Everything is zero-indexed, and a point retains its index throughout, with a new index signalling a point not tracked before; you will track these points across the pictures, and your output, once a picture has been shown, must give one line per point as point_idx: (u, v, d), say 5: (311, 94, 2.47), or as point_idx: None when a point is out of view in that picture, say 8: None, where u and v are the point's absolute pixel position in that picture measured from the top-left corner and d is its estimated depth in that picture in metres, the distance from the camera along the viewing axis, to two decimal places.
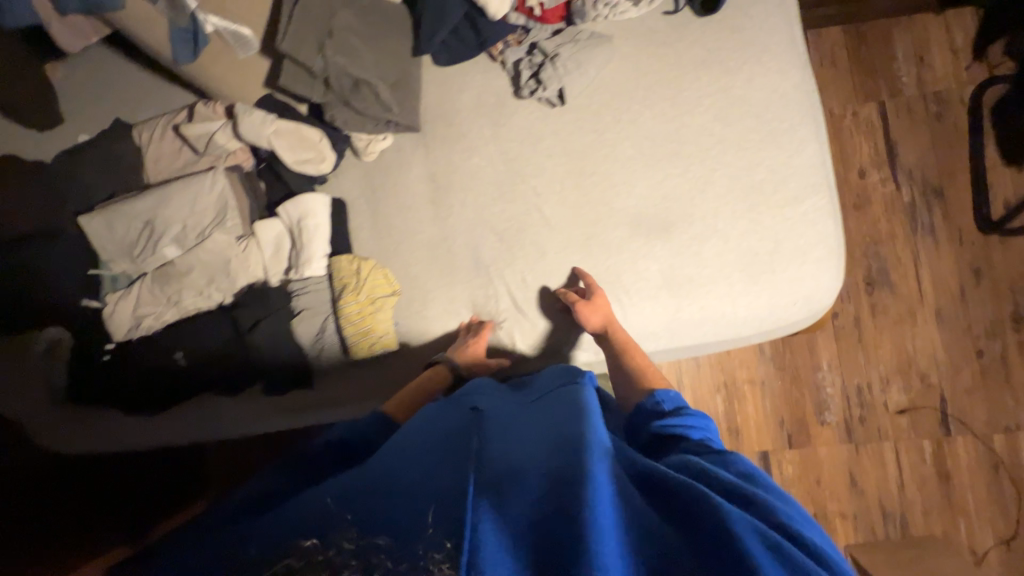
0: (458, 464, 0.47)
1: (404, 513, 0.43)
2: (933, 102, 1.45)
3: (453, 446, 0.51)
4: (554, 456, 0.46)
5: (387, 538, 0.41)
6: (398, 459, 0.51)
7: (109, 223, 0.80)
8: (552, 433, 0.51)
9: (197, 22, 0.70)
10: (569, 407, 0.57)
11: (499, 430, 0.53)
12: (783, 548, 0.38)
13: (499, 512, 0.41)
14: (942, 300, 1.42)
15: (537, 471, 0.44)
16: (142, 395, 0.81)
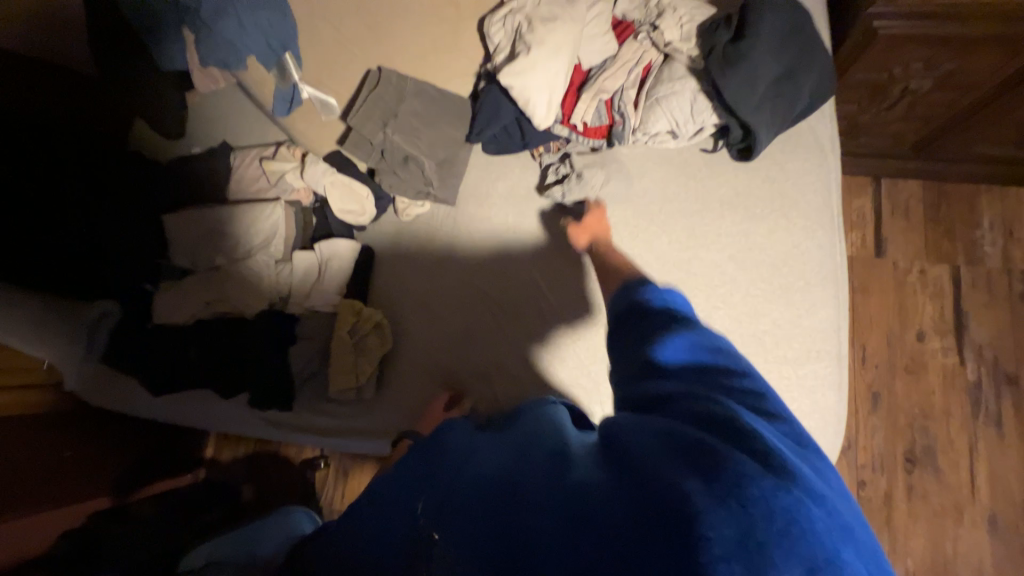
0: (439, 467, 0.55)
1: (403, 513, 0.53)
2: (1017, 280, 1.32)
3: (431, 464, 0.56)
4: (511, 447, 0.51)
5: (391, 531, 0.52)
6: (397, 468, 0.60)
7: (184, 225, 0.95)
8: (515, 426, 0.55)
9: (296, 89, 0.87)
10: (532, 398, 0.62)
11: (471, 432, 0.59)
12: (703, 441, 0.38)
13: (465, 489, 0.48)
14: (997, 502, 1.23)
15: (494, 460, 0.49)
16: (152, 377, 0.91)
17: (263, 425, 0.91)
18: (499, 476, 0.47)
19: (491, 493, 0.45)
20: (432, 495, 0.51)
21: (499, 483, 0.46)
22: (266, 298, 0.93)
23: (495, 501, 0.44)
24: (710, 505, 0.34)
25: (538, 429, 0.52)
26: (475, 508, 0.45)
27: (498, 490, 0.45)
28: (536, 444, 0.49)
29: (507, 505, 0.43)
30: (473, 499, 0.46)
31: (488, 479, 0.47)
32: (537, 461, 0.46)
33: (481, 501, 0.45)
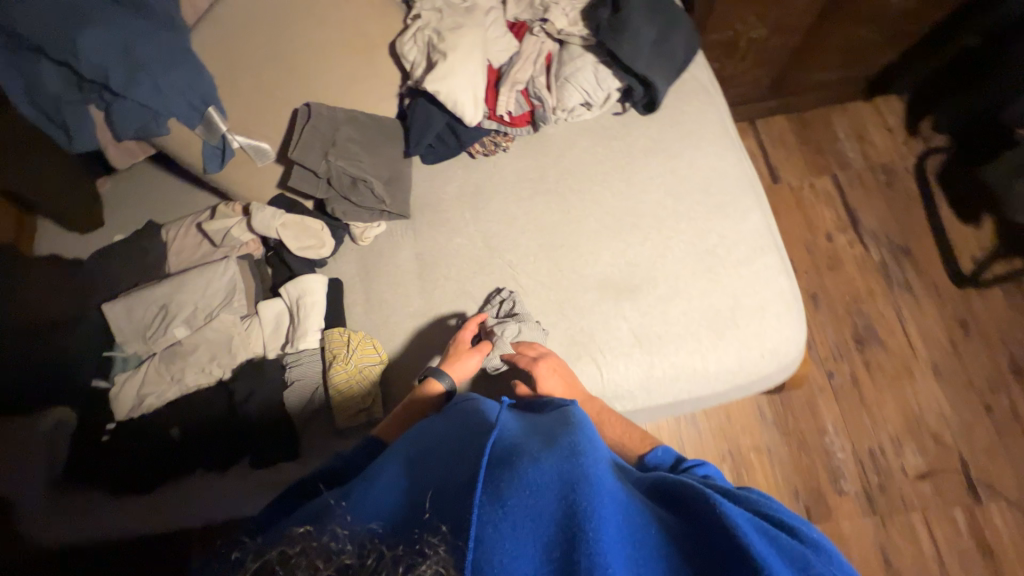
0: (459, 471, 0.49)
1: (408, 516, 0.45)
2: (882, 173, 1.59)
3: (454, 462, 0.52)
4: (563, 445, 0.50)
5: (382, 527, 0.43)
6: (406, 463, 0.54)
7: (129, 308, 0.89)
8: (558, 430, 0.55)
9: (225, 140, 0.87)
10: (561, 418, 0.60)
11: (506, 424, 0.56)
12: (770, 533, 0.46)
13: (500, 499, 0.43)
14: (935, 354, 1.42)
15: (544, 451, 0.48)
16: (129, 477, 0.82)
17: (264, 491, 0.85)
18: (556, 473, 0.46)
19: (548, 489, 0.44)
20: (462, 480, 0.47)
21: (558, 481, 0.45)
22: (241, 356, 0.88)
23: (551, 500, 0.43)
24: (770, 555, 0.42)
25: (592, 439, 0.53)
26: (525, 504, 0.43)
27: (557, 488, 0.44)
28: (590, 450, 0.50)
29: (567, 507, 0.42)
30: (521, 490, 0.44)
31: (543, 472, 0.45)
32: (598, 467, 0.47)
33: (533, 495, 0.44)
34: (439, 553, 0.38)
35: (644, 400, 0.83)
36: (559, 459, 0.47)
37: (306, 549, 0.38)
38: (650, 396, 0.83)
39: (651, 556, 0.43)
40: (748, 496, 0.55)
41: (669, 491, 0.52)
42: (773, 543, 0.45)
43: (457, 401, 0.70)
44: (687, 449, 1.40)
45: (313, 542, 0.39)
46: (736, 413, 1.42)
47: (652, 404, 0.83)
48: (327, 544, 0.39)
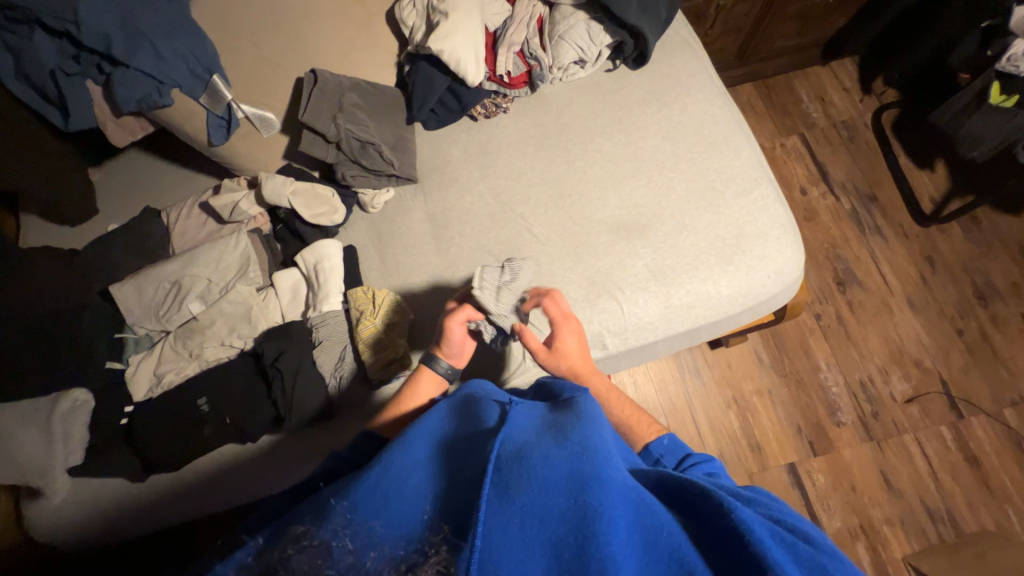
0: (465, 463, 0.45)
1: (403, 507, 0.41)
2: (844, 129, 1.72)
3: (461, 451, 0.48)
4: (573, 439, 0.46)
5: (381, 524, 0.40)
6: (413, 459, 0.47)
7: (139, 288, 0.87)
8: (569, 422, 0.51)
9: (231, 109, 0.86)
10: (575, 409, 0.55)
11: (513, 418, 0.51)
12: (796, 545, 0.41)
13: (504, 501, 0.39)
14: (908, 288, 1.53)
15: (555, 446, 0.44)
16: (153, 456, 0.79)
17: (294, 462, 0.83)
18: (566, 469, 0.41)
19: (558, 489, 0.39)
20: (465, 480, 0.43)
21: (568, 478, 0.40)
22: (263, 326, 0.87)
23: (560, 500, 0.38)
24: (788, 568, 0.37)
25: (602, 434, 0.49)
26: (533, 504, 0.38)
27: (567, 486, 0.39)
28: (600, 446, 0.45)
29: (578, 508, 0.38)
30: (528, 489, 0.39)
31: (551, 469, 0.41)
32: (609, 466, 0.42)
33: (542, 494, 0.39)
34: (439, 557, 0.36)
35: (664, 329, 0.87)
36: (571, 456, 0.42)
37: (307, 546, 0.38)
38: (669, 325, 0.87)
39: (661, 560, 0.39)
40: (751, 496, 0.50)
41: (669, 488, 0.47)
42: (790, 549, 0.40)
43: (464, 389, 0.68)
44: (694, 398, 1.45)
45: (312, 540, 0.39)
46: (737, 360, 1.49)
47: (672, 333, 0.87)
48: (328, 543, 0.38)
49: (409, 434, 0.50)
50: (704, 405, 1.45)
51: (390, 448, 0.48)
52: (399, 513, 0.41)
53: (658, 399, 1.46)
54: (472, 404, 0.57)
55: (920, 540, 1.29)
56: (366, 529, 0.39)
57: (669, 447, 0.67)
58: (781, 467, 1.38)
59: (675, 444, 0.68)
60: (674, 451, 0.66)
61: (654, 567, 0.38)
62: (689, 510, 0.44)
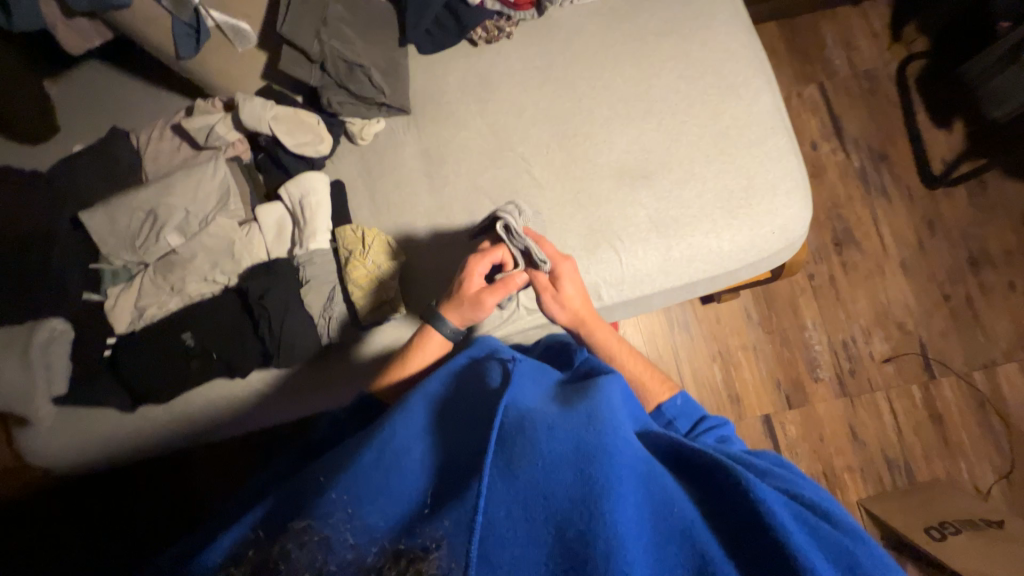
0: (478, 433, 0.50)
1: (408, 485, 0.47)
2: (866, 79, 1.62)
3: (471, 425, 0.53)
4: (580, 414, 0.50)
5: (382, 527, 0.42)
6: (414, 432, 0.52)
7: (112, 216, 0.82)
8: (576, 399, 0.56)
9: (199, 17, 0.76)
10: (582, 387, 0.61)
11: (518, 390, 0.56)
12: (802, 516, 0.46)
13: (511, 473, 0.43)
14: (904, 252, 1.53)
15: (560, 420, 0.48)
16: (141, 388, 0.78)
17: (285, 399, 0.82)
18: (572, 441, 0.46)
19: (563, 461, 0.44)
20: (473, 453, 0.48)
21: (573, 452, 0.45)
22: (248, 262, 0.84)
23: (566, 474, 0.43)
24: (800, 541, 0.42)
25: (611, 405, 0.53)
26: (539, 479, 0.43)
27: (573, 461, 0.44)
28: (608, 419, 0.50)
29: (584, 484, 0.42)
30: (533, 463, 0.44)
31: (557, 441, 0.46)
32: (614, 438, 0.47)
33: (547, 469, 0.43)
34: (442, 544, 0.39)
35: (661, 283, 0.85)
36: (576, 431, 0.47)
37: (309, 541, 0.41)
38: (667, 279, 0.85)
39: (670, 536, 0.43)
40: (768, 471, 0.56)
41: (681, 456, 0.54)
42: (812, 535, 0.45)
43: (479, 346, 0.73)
44: (681, 351, 1.49)
45: (316, 535, 0.42)
46: (726, 315, 1.51)
47: (669, 287, 0.86)
48: (327, 536, 0.41)
49: (411, 399, 0.57)
50: (690, 358, 1.48)
51: (393, 416, 0.53)
52: (403, 496, 0.46)
53: (645, 350, 1.49)
54: (479, 364, 0.64)
55: (875, 486, 1.39)
56: (364, 525, 0.42)
57: (682, 408, 0.72)
58: (757, 418, 1.45)
59: (688, 403, 0.73)
60: (688, 412, 0.72)
61: (666, 543, 0.43)
62: (706, 485, 0.50)
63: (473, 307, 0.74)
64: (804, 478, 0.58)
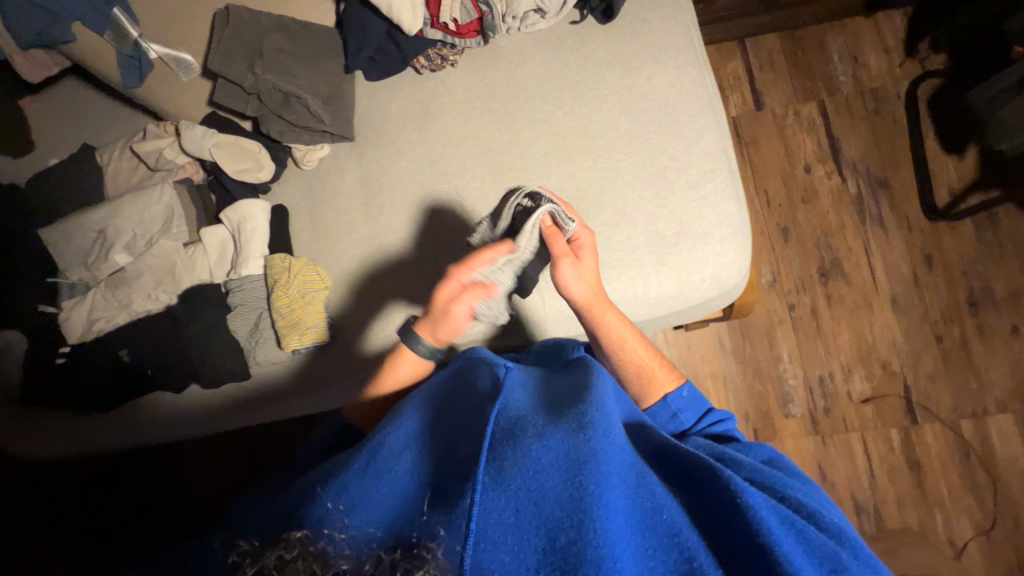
0: (472, 437, 0.52)
1: (399, 496, 0.49)
2: (871, 98, 1.51)
3: (462, 433, 0.55)
4: (572, 417, 0.51)
5: (375, 530, 0.43)
6: (406, 439, 0.56)
7: (67, 234, 0.88)
8: (567, 400, 0.58)
9: (140, 48, 0.81)
10: (573, 385, 0.63)
11: (508, 392, 0.58)
12: (797, 526, 0.49)
13: (500, 481, 0.44)
14: (896, 287, 1.44)
15: (551, 425, 0.50)
16: (86, 397, 0.85)
17: (236, 412, 0.88)
18: (562, 449, 0.47)
19: (552, 470, 0.45)
20: (465, 458, 0.50)
21: (563, 460, 0.46)
22: (188, 281, 0.88)
23: (556, 481, 0.44)
24: (786, 546, 0.45)
25: (604, 406, 0.55)
26: (528, 487, 0.44)
27: (562, 468, 0.45)
28: (599, 422, 0.51)
29: (575, 492, 0.43)
30: (524, 470, 0.45)
31: (548, 449, 0.47)
32: (604, 442, 0.49)
33: (537, 476, 0.44)
34: (438, 559, 0.39)
35: None
36: (566, 436, 0.48)
37: (304, 553, 0.38)
38: None
39: (660, 546, 0.45)
40: (761, 472, 0.60)
41: (673, 459, 0.57)
42: (800, 537, 0.48)
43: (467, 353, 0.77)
44: None
45: (313, 545, 0.40)
46: (697, 343, 1.45)
47: None
48: (325, 548, 0.40)
49: (404, 409, 0.61)
50: None
51: (382, 428, 0.57)
52: (398, 501, 0.48)
53: None
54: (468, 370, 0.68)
55: None
56: (363, 532, 0.43)
57: (687, 401, 0.74)
58: None
59: (694, 394, 0.75)
60: (693, 405, 0.75)
61: (658, 553, 0.44)
62: (694, 489, 0.53)
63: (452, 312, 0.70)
64: (800, 480, 0.63)
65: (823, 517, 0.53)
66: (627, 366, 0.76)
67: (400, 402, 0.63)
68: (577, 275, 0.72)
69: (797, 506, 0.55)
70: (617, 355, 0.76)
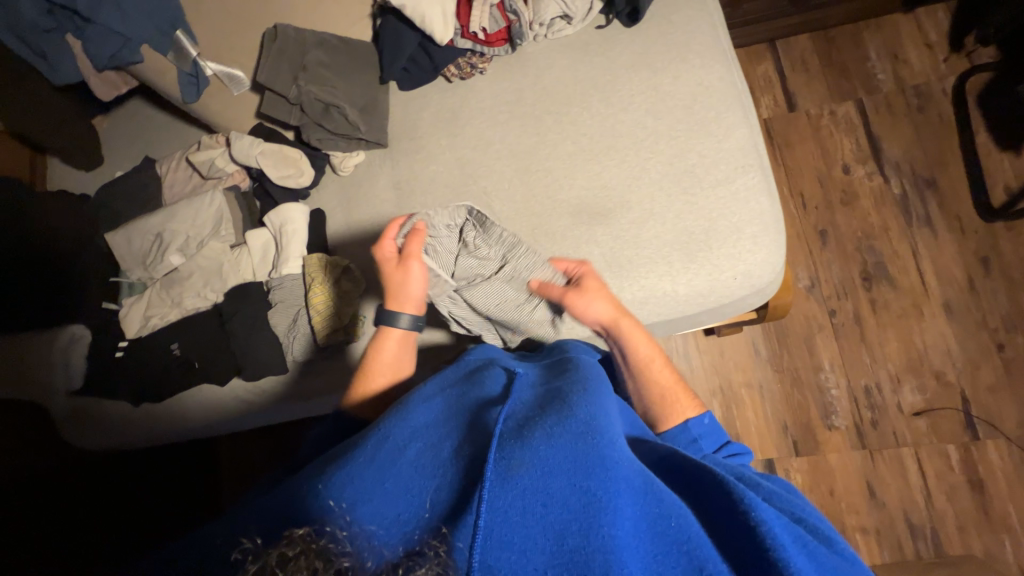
0: (476, 433, 0.49)
1: (402, 489, 0.45)
2: (914, 95, 1.45)
3: (468, 429, 0.51)
4: (578, 419, 0.48)
5: (377, 526, 0.40)
6: (411, 430, 0.52)
7: (129, 237, 0.96)
8: (571, 395, 0.54)
9: (198, 66, 0.88)
10: (577, 379, 0.59)
11: (515, 395, 0.54)
12: (811, 549, 0.42)
13: (506, 481, 0.41)
14: (948, 292, 1.35)
15: (558, 426, 0.46)
16: (137, 387, 0.91)
17: (272, 406, 0.93)
18: (570, 452, 0.43)
19: (561, 471, 0.42)
20: (468, 456, 0.46)
21: (572, 462, 0.43)
22: (232, 281, 0.94)
23: (562, 484, 0.41)
24: (802, 568, 0.38)
25: (608, 412, 0.52)
26: (535, 486, 0.41)
27: (571, 470, 0.42)
28: (605, 429, 0.47)
29: (581, 498, 0.40)
30: (532, 470, 0.41)
31: (556, 450, 0.43)
32: (612, 449, 0.45)
33: (544, 478, 0.41)
34: (441, 553, 0.35)
35: None
36: (573, 439, 0.45)
37: (309, 550, 0.33)
38: None
39: (670, 553, 0.40)
40: (777, 494, 0.50)
41: (677, 466, 0.50)
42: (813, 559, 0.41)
43: (474, 353, 0.76)
44: None
45: (316, 543, 0.35)
46: (730, 349, 1.40)
47: None
48: (329, 542, 0.36)
49: (407, 402, 0.58)
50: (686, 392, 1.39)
51: (389, 420, 0.54)
52: (405, 494, 0.45)
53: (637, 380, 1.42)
54: (476, 375, 0.65)
55: (893, 554, 1.23)
56: (365, 531, 0.39)
57: (707, 428, 0.64)
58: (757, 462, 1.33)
59: (714, 425, 0.65)
60: (713, 434, 0.64)
61: (668, 559, 0.40)
62: (701, 499, 0.46)
63: (401, 271, 0.75)
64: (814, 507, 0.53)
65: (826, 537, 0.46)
66: (643, 395, 0.67)
67: (406, 396, 0.60)
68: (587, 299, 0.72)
69: (816, 529, 0.47)
70: (642, 378, 0.69)
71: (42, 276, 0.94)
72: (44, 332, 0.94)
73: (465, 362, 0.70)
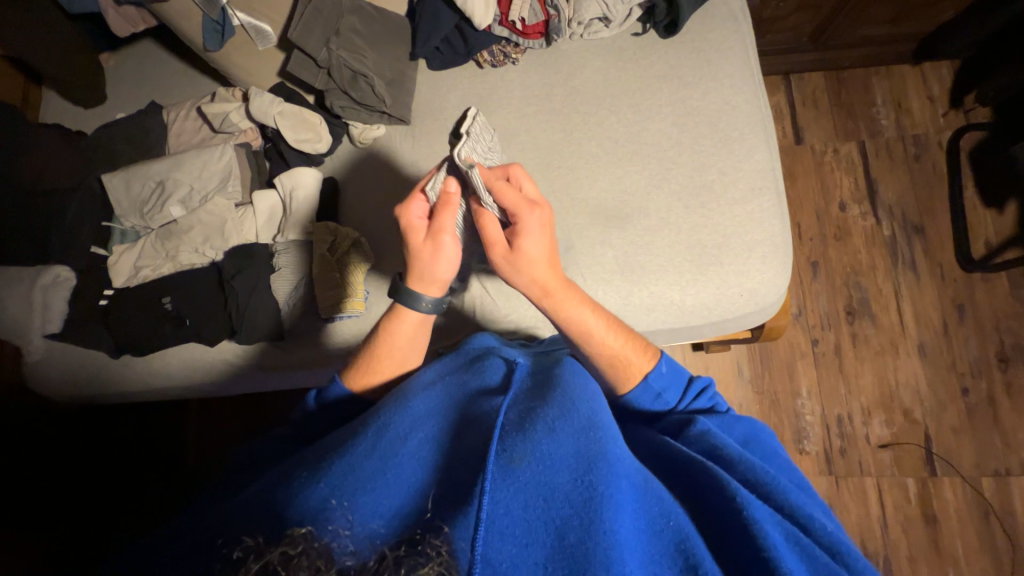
0: (476, 423, 0.45)
1: (399, 476, 0.40)
2: (912, 144, 1.52)
3: (468, 419, 0.47)
4: (581, 412, 0.44)
5: (381, 524, 0.36)
6: (410, 416, 0.47)
7: (127, 182, 0.92)
8: (571, 383, 0.50)
9: (226, 15, 0.84)
10: (576, 369, 0.54)
11: (518, 385, 0.50)
12: (810, 550, 0.39)
13: (508, 475, 0.37)
14: (923, 334, 1.42)
15: (560, 418, 0.42)
16: (121, 338, 0.87)
17: (262, 372, 0.90)
18: (573, 447, 0.40)
19: (564, 466, 0.39)
20: (466, 448, 0.43)
21: (574, 457, 0.39)
22: (234, 239, 0.90)
23: (564, 479, 0.38)
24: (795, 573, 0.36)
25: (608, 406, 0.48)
26: (538, 480, 0.38)
27: (573, 466, 0.39)
28: (607, 425, 0.44)
29: (583, 492, 0.37)
30: (534, 463, 0.38)
31: (558, 443, 0.40)
32: (614, 446, 0.42)
33: (546, 472, 0.38)
34: (443, 553, 0.31)
35: None
36: (575, 433, 0.41)
37: (309, 549, 0.30)
38: None
39: (667, 553, 0.38)
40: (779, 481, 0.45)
41: (671, 461, 0.48)
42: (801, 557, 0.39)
43: (471, 342, 0.72)
44: None
45: (316, 542, 0.31)
46: (716, 367, 1.43)
47: None
48: (326, 542, 0.32)
49: (404, 388, 0.53)
50: None
51: (388, 408, 0.48)
52: (401, 486, 0.40)
53: None
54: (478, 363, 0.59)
55: None
56: (367, 529, 0.35)
57: (668, 378, 0.60)
58: None
59: (674, 369, 0.61)
60: (674, 382, 0.61)
61: (662, 559, 0.37)
62: (694, 495, 0.44)
63: (432, 248, 0.60)
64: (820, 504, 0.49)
65: (819, 526, 0.41)
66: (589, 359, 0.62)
67: (403, 383, 0.54)
68: (527, 258, 0.57)
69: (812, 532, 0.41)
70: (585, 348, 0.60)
71: (27, 213, 0.89)
72: (28, 268, 0.89)
73: (466, 351, 0.65)
